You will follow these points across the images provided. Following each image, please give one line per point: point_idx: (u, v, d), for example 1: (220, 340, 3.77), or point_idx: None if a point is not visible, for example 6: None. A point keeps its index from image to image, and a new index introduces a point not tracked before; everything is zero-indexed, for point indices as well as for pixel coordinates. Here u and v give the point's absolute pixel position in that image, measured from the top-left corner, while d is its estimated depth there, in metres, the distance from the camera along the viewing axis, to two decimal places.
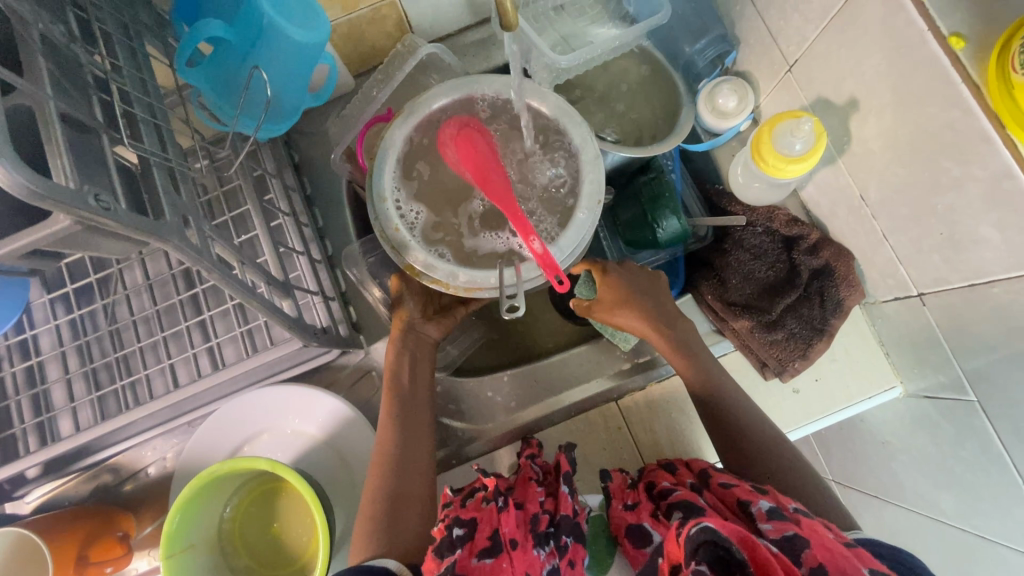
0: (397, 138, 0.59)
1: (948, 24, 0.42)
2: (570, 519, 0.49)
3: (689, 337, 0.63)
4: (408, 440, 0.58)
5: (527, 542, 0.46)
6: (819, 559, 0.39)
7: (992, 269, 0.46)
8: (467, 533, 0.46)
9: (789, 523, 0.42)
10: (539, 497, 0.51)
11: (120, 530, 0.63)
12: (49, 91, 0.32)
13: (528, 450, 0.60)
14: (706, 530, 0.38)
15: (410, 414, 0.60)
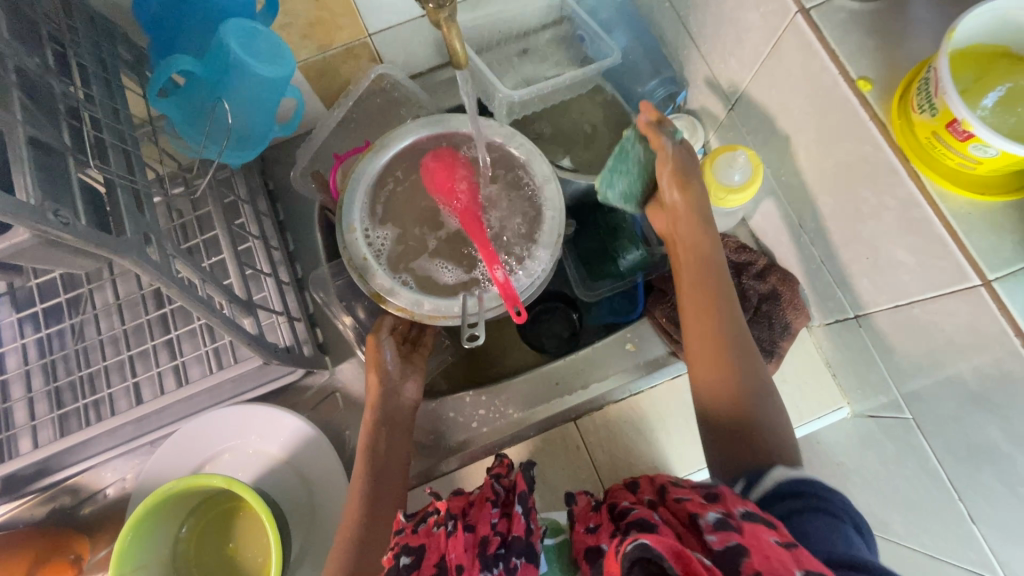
0: (368, 171, 0.62)
1: (857, 69, 0.47)
2: (523, 539, 0.46)
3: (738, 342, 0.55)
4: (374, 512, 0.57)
5: (472, 568, 0.44)
6: (757, 568, 0.36)
7: (910, 290, 0.49)
8: (414, 562, 0.45)
9: (731, 532, 0.39)
10: (492, 518, 0.48)
11: (72, 553, 0.62)
12: (20, 117, 0.35)
13: (494, 471, 0.55)
14: (642, 546, 0.36)
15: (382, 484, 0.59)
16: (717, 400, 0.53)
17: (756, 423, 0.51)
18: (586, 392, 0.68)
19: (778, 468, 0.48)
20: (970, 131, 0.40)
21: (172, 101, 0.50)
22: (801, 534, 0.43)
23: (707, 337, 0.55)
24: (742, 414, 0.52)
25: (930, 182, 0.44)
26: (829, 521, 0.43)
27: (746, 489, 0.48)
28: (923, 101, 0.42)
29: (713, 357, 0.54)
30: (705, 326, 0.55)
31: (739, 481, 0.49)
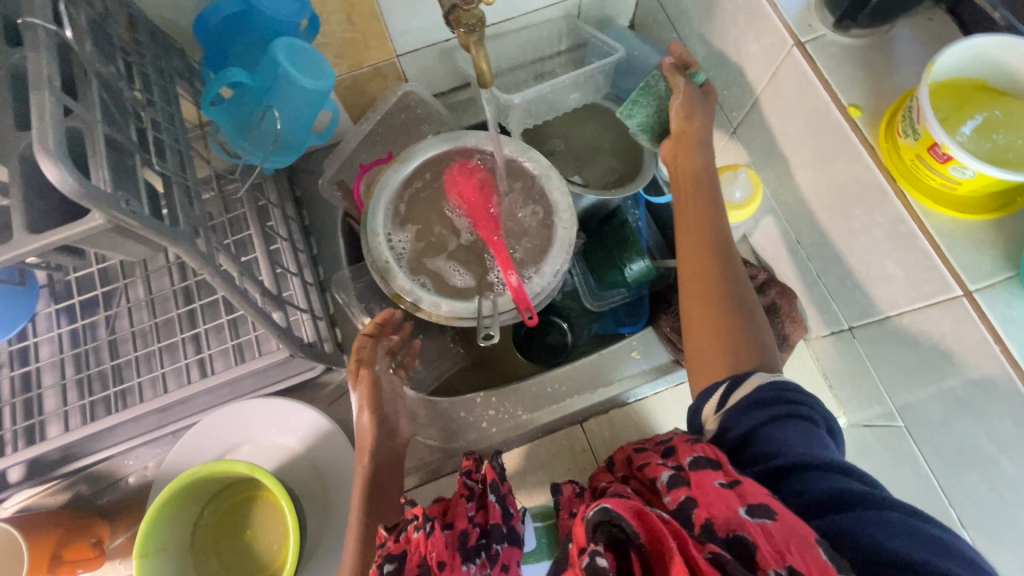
0: (392, 181, 0.66)
1: (848, 97, 0.51)
2: (501, 528, 0.47)
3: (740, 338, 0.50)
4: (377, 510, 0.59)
5: (455, 560, 0.44)
6: (706, 516, 0.37)
7: (899, 302, 0.52)
8: (398, 567, 0.44)
9: (682, 487, 0.39)
10: (468, 512, 0.49)
11: (94, 536, 0.65)
12: (98, 116, 0.39)
13: (464, 465, 0.55)
14: (602, 511, 0.36)
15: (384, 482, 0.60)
16: (699, 338, 0.52)
17: (749, 360, 0.49)
18: (592, 397, 0.71)
19: (759, 372, 0.47)
20: (948, 154, 0.44)
21: (221, 109, 0.55)
22: (773, 439, 0.43)
23: (703, 274, 0.54)
24: (732, 351, 0.49)
25: (916, 201, 0.48)
26: (803, 426, 0.43)
27: (727, 392, 0.47)
28: (907, 127, 0.47)
29: (706, 295, 0.53)
30: (700, 263, 0.54)
31: (721, 386, 0.47)
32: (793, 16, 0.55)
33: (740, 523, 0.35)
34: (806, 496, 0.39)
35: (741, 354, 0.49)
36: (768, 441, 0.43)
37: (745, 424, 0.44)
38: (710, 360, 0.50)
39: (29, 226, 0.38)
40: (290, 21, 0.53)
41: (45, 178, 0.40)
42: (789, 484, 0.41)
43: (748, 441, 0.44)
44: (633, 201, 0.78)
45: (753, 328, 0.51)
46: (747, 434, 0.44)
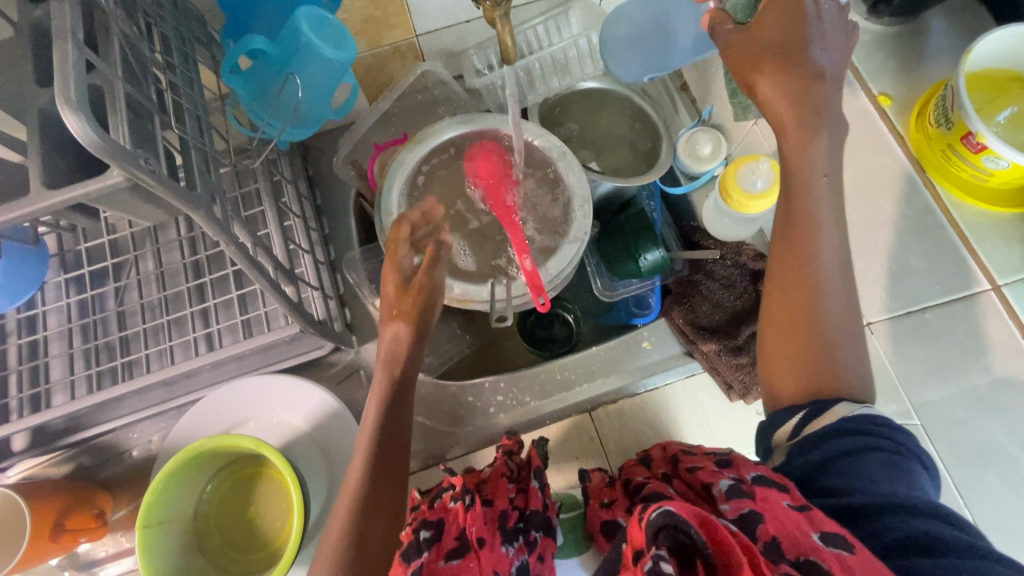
0: (407, 161, 0.65)
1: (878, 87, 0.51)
2: (541, 514, 0.47)
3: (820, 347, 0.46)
4: (389, 451, 0.54)
5: (494, 539, 0.43)
6: (772, 532, 0.36)
7: (922, 297, 0.51)
8: (435, 536, 0.42)
9: (745, 498, 0.39)
10: (509, 492, 0.49)
11: (96, 507, 0.64)
12: (120, 73, 0.39)
13: (504, 446, 0.58)
14: (666, 513, 0.35)
15: (399, 421, 0.56)
16: (783, 361, 0.47)
17: (832, 390, 0.44)
18: (602, 385, 0.70)
19: (842, 402, 0.43)
20: (982, 143, 0.44)
21: (240, 77, 0.54)
22: (856, 471, 0.40)
23: (798, 295, 0.46)
24: (820, 378, 0.45)
25: (944, 191, 0.50)
26: (889, 459, 0.40)
27: (803, 420, 0.44)
28: (939, 116, 0.47)
29: (794, 300, 0.46)
30: (798, 280, 0.46)
31: (798, 412, 0.44)
32: None
33: (813, 549, 0.34)
34: (890, 534, 0.37)
35: (828, 385, 0.45)
36: (850, 472, 0.40)
37: (823, 452, 0.41)
38: (789, 383, 0.46)
39: (46, 181, 0.37)
40: None
41: (64, 134, 0.39)
42: (873, 519, 0.38)
43: (826, 470, 0.41)
44: (648, 192, 0.78)
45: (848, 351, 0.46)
46: (825, 463, 0.41)
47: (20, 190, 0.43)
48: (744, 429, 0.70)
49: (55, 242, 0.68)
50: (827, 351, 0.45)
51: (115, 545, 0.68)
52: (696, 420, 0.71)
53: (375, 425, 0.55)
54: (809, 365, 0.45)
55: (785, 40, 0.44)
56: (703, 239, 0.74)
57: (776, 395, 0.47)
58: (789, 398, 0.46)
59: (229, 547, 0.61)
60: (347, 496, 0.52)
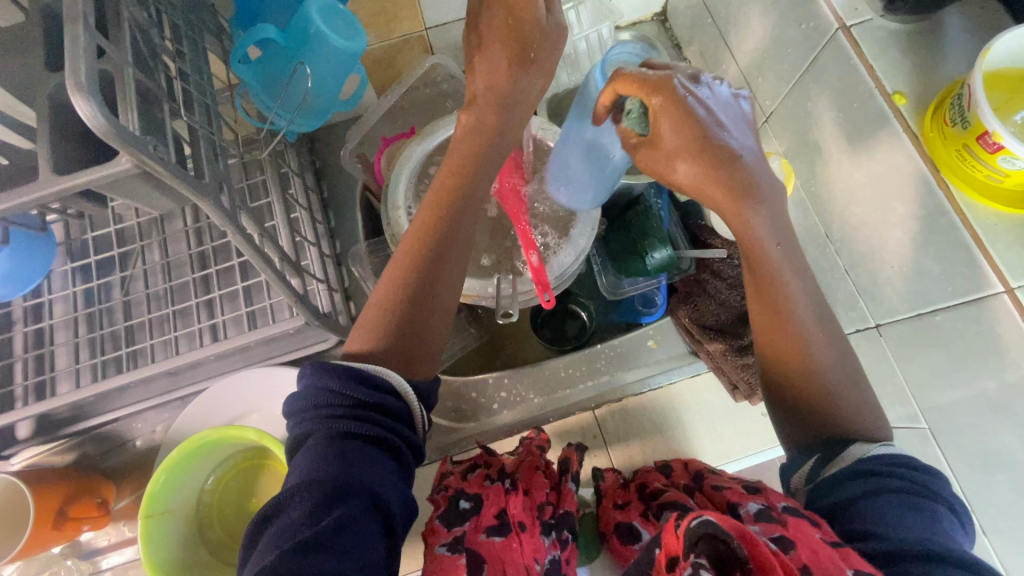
0: (414, 154, 0.65)
1: (893, 85, 0.50)
2: (571, 515, 0.54)
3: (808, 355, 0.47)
4: (448, 241, 0.49)
5: (534, 527, 0.49)
6: (803, 560, 0.36)
7: (933, 298, 0.51)
8: (474, 507, 0.51)
9: (776, 524, 0.40)
10: (545, 488, 0.54)
11: (99, 496, 0.64)
12: (130, 59, 0.38)
13: (533, 440, 0.62)
14: (706, 524, 0.35)
15: (456, 229, 0.49)
16: (792, 411, 0.47)
17: (844, 433, 0.45)
18: (606, 384, 0.70)
19: (855, 443, 0.43)
20: (999, 143, 0.44)
21: (249, 67, 0.54)
22: (876, 514, 0.39)
23: (784, 350, 0.47)
24: (827, 421, 0.45)
25: (958, 193, 0.48)
26: (912, 503, 0.39)
27: (819, 464, 0.44)
28: (956, 115, 0.46)
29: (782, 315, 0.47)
30: (780, 334, 0.47)
31: (812, 456, 0.45)
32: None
33: None
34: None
35: (836, 427, 0.45)
36: (870, 516, 0.39)
37: (840, 493, 0.41)
38: (800, 432, 0.47)
39: (54, 166, 0.37)
40: None
41: (72, 120, 0.39)
42: (894, 565, 0.36)
43: (846, 513, 0.40)
44: (656, 189, 0.76)
45: (852, 392, 0.46)
46: (845, 505, 0.40)
47: (27, 175, 0.43)
48: (748, 430, 0.70)
49: (63, 231, 0.68)
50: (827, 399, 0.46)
51: (118, 534, 0.68)
52: (700, 420, 0.71)
53: (436, 211, 0.50)
54: (815, 408, 0.46)
55: (687, 143, 0.43)
56: (712, 239, 0.74)
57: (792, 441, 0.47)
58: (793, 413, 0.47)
59: (230, 538, 0.61)
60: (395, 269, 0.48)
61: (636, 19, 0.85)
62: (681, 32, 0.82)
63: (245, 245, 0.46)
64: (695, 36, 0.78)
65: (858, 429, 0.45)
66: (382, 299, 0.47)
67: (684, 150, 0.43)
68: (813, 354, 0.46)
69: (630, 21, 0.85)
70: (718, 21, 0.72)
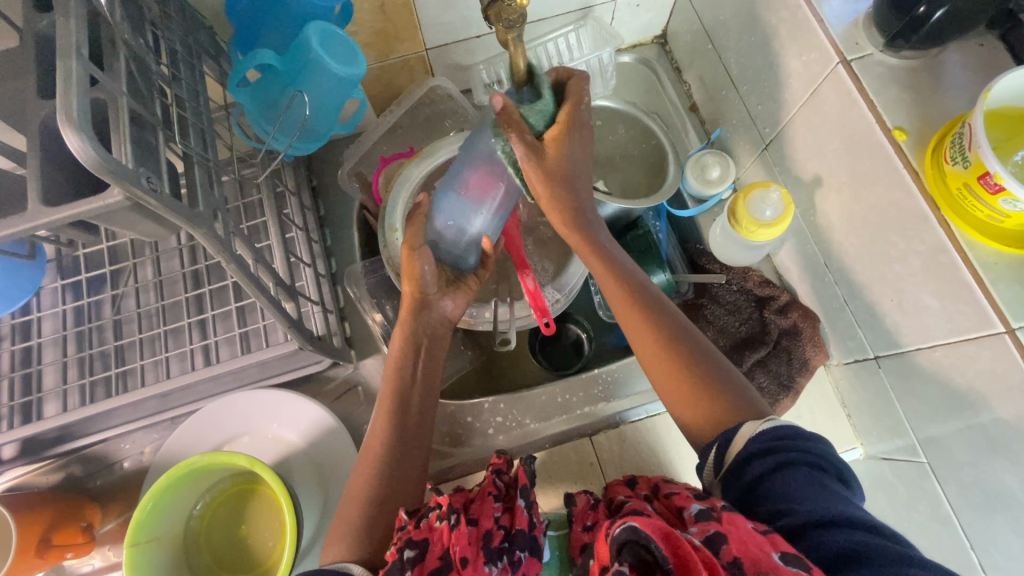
0: (413, 175, 0.64)
1: (894, 120, 0.50)
2: (526, 534, 0.47)
3: (697, 372, 0.50)
4: (405, 431, 0.55)
5: (478, 558, 0.43)
6: (734, 552, 0.35)
7: (933, 334, 0.50)
8: (418, 555, 0.42)
9: (711, 521, 0.38)
10: (495, 512, 0.48)
11: (83, 520, 0.63)
12: (124, 88, 0.38)
13: (493, 464, 0.55)
14: (629, 529, 0.36)
15: (405, 412, 0.56)
16: (675, 397, 0.50)
17: (727, 416, 0.47)
18: (602, 410, 0.69)
19: (746, 423, 0.45)
20: (1000, 184, 0.43)
21: (247, 90, 0.54)
22: (785, 490, 0.40)
23: (655, 346, 0.52)
24: (709, 410, 0.48)
25: (960, 232, 0.46)
26: (809, 475, 0.41)
27: (721, 452, 0.45)
28: (955, 154, 0.45)
29: (659, 343, 0.52)
30: (667, 370, 0.51)
31: (711, 448, 0.46)
32: (839, 32, 0.53)
33: (772, 568, 0.34)
34: (821, 549, 0.37)
35: (715, 414, 0.48)
36: (776, 494, 0.40)
37: (750, 477, 0.42)
38: (690, 415, 0.49)
39: (44, 197, 0.36)
40: (326, 7, 0.54)
41: (62, 148, 0.38)
42: (804, 538, 0.38)
43: (755, 495, 0.42)
44: (654, 212, 0.77)
45: (721, 375, 0.50)
46: (755, 489, 0.42)
47: (18, 201, 0.42)
48: None
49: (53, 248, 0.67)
50: (708, 400, 0.49)
51: (102, 558, 0.66)
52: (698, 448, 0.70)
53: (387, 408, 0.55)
54: (691, 395, 0.50)
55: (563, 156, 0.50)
56: (709, 263, 0.74)
57: (688, 432, 0.50)
58: (696, 428, 0.49)
59: (217, 565, 0.60)
60: (365, 466, 0.53)
61: (636, 41, 0.85)
62: (681, 55, 0.82)
63: (237, 272, 0.45)
64: (695, 61, 0.78)
65: (745, 412, 0.47)
66: (353, 506, 0.51)
67: (554, 172, 0.50)
68: (679, 342, 0.52)
69: (631, 43, 0.85)
70: (719, 47, 0.72)
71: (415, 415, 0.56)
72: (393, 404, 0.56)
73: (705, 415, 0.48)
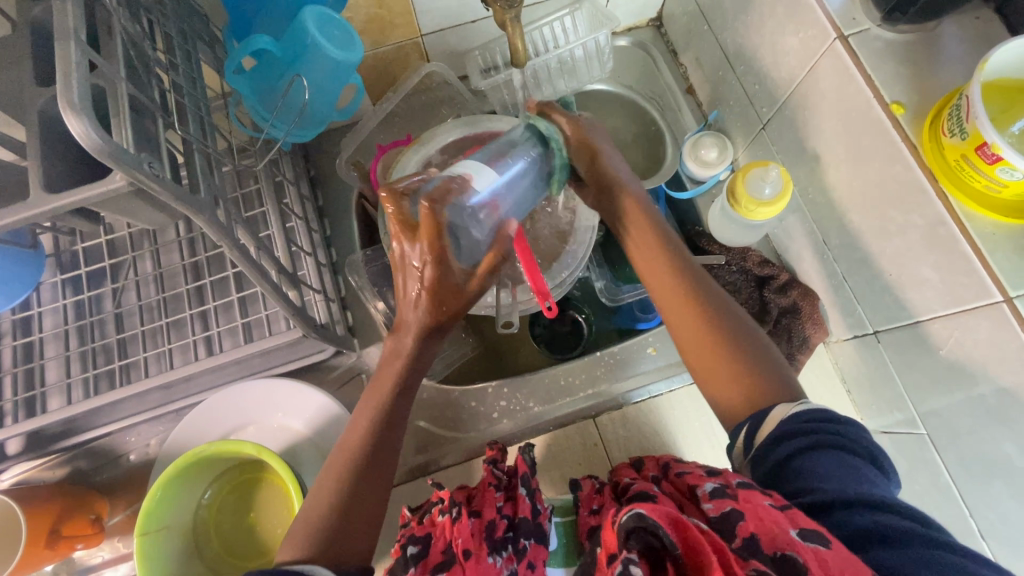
0: (410, 162, 0.64)
1: (892, 94, 0.50)
2: (529, 522, 0.47)
3: (740, 352, 0.49)
4: (389, 423, 0.47)
5: (480, 550, 0.43)
6: (751, 528, 0.36)
7: (932, 306, 0.51)
8: (422, 550, 0.43)
9: (727, 499, 0.39)
10: (497, 502, 0.49)
11: (93, 512, 0.63)
12: (122, 73, 0.38)
13: (488, 456, 0.56)
14: (636, 517, 0.35)
15: (399, 403, 0.47)
16: (716, 377, 0.49)
17: (771, 397, 0.46)
18: (605, 391, 0.70)
19: (780, 406, 0.44)
20: (998, 155, 0.43)
21: (244, 77, 0.54)
22: (812, 470, 0.40)
23: (694, 322, 0.50)
24: (753, 391, 0.47)
25: (957, 202, 0.47)
26: (841, 459, 0.41)
27: (751, 432, 0.44)
28: (954, 125, 0.45)
29: (699, 322, 0.50)
30: (708, 351, 0.49)
31: (744, 426, 0.45)
32: (836, 8, 0.53)
33: (789, 544, 0.33)
34: (845, 528, 0.36)
35: (760, 394, 0.47)
36: (803, 474, 0.40)
37: (778, 455, 0.42)
38: (732, 395, 0.48)
39: (46, 185, 0.36)
40: None
41: (62, 136, 0.38)
42: (830, 514, 0.38)
43: (783, 474, 0.41)
44: (653, 196, 0.77)
45: (760, 356, 0.49)
46: (782, 467, 0.42)
47: (18, 191, 0.42)
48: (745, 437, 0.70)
49: (51, 243, 0.67)
50: (752, 380, 0.47)
51: (112, 550, 0.67)
52: (701, 428, 0.71)
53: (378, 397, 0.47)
54: (728, 374, 0.48)
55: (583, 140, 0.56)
56: (709, 245, 0.74)
57: (723, 409, 0.49)
58: (737, 408, 0.47)
59: (228, 554, 0.60)
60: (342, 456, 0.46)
61: (632, 24, 0.84)
62: (677, 38, 0.82)
63: (241, 259, 0.45)
64: (691, 43, 0.78)
65: (780, 398, 0.46)
66: (320, 502, 0.44)
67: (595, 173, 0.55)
68: (720, 320, 0.50)
69: (625, 26, 0.84)
70: (715, 27, 0.71)
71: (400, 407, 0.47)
72: (383, 389, 0.47)
73: (752, 395, 0.47)
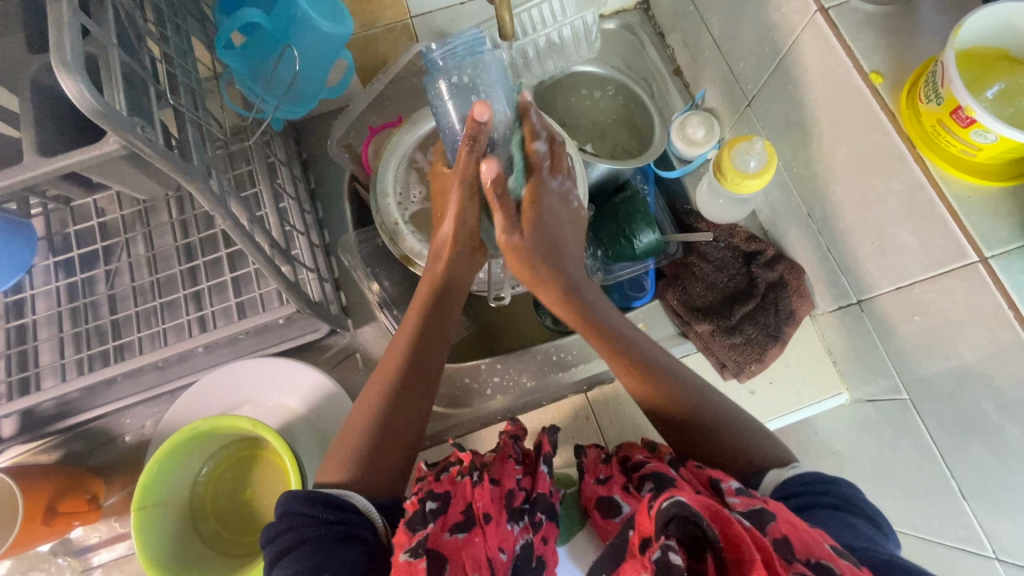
0: (402, 142, 0.65)
1: (871, 64, 0.51)
2: (547, 497, 0.46)
3: (696, 393, 0.54)
4: (412, 386, 0.55)
5: (499, 517, 0.43)
6: (783, 531, 0.37)
7: (912, 272, 0.52)
8: (441, 507, 0.43)
9: (755, 499, 0.41)
10: (516, 474, 0.48)
11: (88, 491, 0.64)
12: (114, 40, 0.38)
13: (507, 431, 0.56)
14: (677, 504, 0.36)
15: (424, 368, 0.56)
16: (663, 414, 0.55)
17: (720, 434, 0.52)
18: (595, 365, 0.71)
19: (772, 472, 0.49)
20: (972, 118, 0.43)
21: (234, 52, 0.54)
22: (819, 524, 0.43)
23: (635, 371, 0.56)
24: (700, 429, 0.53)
25: (936, 168, 0.48)
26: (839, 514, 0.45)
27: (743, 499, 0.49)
28: (930, 92, 0.46)
29: (646, 370, 0.55)
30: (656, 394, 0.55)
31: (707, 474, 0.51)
32: None
33: (826, 555, 0.35)
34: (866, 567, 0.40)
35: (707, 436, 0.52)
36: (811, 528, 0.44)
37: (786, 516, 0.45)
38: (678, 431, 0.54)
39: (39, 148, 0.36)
40: None
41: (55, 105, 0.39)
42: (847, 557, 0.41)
43: None
44: (642, 176, 0.78)
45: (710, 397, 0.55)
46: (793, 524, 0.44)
47: None
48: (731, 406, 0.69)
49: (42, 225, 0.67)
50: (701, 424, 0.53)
51: (107, 530, 0.67)
52: None
53: (407, 359, 0.56)
54: (683, 409, 0.54)
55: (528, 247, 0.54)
56: (697, 222, 0.77)
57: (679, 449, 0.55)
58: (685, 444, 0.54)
59: (225, 532, 0.61)
60: (363, 411, 0.54)
61: (619, 7, 0.85)
62: (663, 19, 0.83)
63: (236, 230, 0.45)
64: (677, 24, 0.80)
65: (737, 436, 0.52)
66: (352, 438, 0.53)
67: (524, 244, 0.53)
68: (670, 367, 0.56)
69: (613, 10, 0.85)
70: (700, 8, 0.73)
71: (429, 370, 0.57)
72: (411, 359, 0.56)
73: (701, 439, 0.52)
